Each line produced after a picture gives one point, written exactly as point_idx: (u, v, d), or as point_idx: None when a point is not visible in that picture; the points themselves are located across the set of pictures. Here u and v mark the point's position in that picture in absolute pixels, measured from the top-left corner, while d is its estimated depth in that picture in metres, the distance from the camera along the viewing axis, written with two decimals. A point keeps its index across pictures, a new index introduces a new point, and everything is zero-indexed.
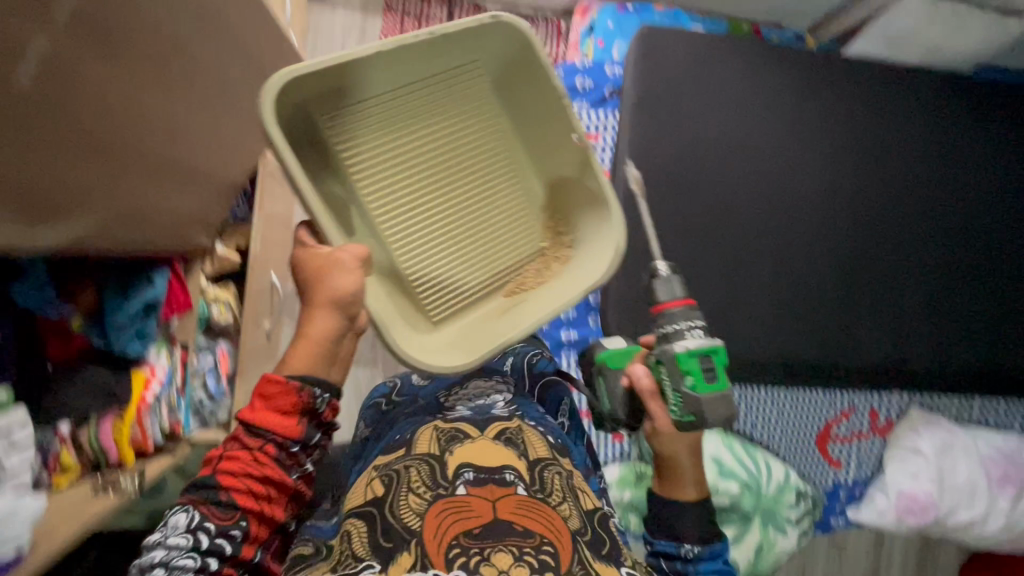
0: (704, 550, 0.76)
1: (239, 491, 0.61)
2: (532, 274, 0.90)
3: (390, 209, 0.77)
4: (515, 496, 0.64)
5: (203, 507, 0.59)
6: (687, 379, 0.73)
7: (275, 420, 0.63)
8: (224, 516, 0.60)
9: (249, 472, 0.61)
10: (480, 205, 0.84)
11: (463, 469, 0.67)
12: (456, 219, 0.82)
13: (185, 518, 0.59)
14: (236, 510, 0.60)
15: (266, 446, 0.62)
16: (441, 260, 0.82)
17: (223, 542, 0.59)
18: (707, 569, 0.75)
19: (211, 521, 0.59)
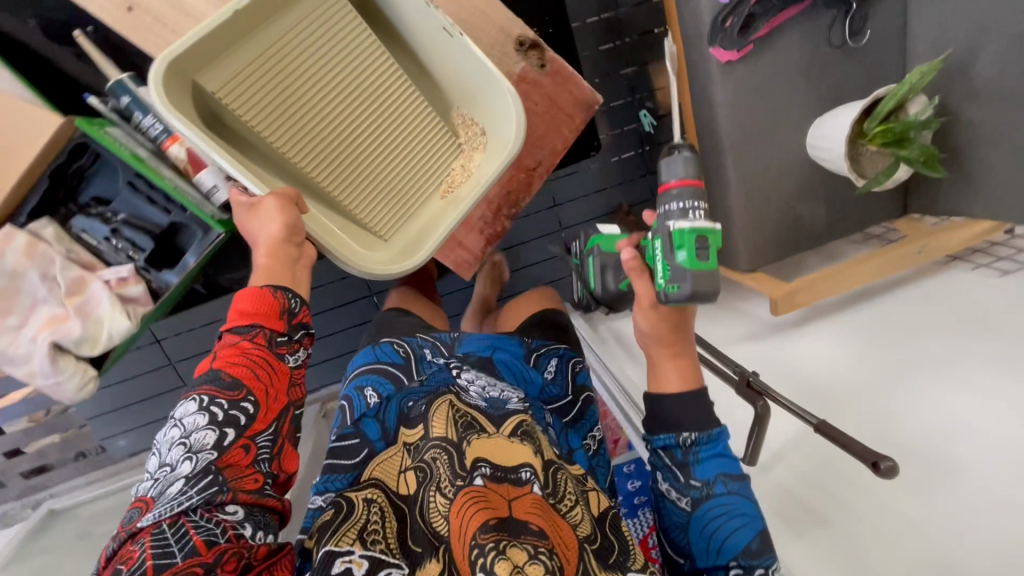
0: (705, 437, 0.55)
1: (235, 367, 0.50)
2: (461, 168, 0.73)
3: (300, 146, 0.63)
4: (533, 494, 0.46)
5: (207, 387, 0.49)
6: (678, 254, 0.55)
7: (246, 312, 0.53)
8: (232, 392, 0.49)
9: (245, 359, 0.51)
10: (391, 134, 0.68)
11: (479, 464, 0.47)
12: (378, 146, 0.68)
13: (190, 405, 0.48)
14: (243, 387, 0.50)
15: (256, 336, 0.52)
16: (369, 176, 0.68)
17: (237, 416, 0.48)
18: (709, 453, 0.55)
19: (220, 398, 0.48)
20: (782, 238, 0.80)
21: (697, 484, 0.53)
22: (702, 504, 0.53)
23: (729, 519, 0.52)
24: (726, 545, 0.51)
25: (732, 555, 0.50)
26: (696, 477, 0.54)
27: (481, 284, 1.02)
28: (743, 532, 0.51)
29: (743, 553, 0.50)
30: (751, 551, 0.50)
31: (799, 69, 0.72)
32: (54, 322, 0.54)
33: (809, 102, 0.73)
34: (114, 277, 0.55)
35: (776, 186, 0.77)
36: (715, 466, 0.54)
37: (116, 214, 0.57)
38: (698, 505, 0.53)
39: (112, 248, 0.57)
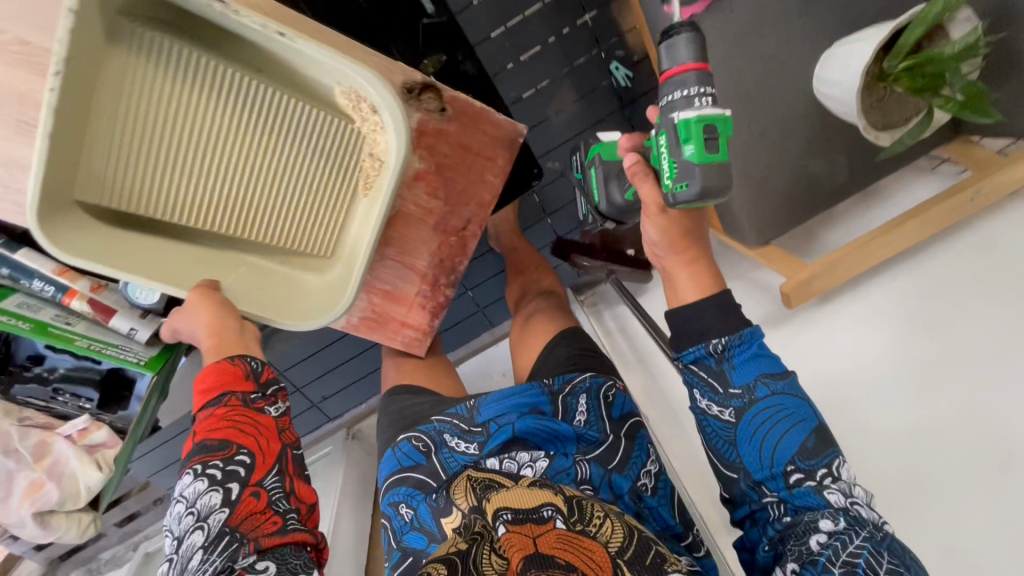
0: (735, 341, 0.47)
1: (219, 428, 0.43)
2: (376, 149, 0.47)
3: (189, 214, 0.45)
4: (558, 528, 0.33)
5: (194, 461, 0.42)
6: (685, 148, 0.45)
7: (208, 387, 0.45)
8: (218, 452, 0.42)
9: (228, 426, 0.44)
10: (286, 163, 0.46)
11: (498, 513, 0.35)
12: (278, 176, 0.46)
13: (184, 481, 0.42)
14: (231, 445, 0.43)
15: (234, 403, 0.45)
16: (289, 214, 0.48)
17: (236, 472, 0.41)
18: (744, 356, 0.47)
19: (213, 460, 0.42)
20: (797, 200, 0.66)
21: (737, 393, 0.47)
22: (749, 411, 0.46)
23: (778, 421, 0.45)
24: (780, 453, 0.44)
25: (789, 461, 0.44)
26: (734, 385, 0.47)
27: (472, 290, 0.92)
28: (794, 430, 0.45)
29: (797, 454, 0.44)
30: (805, 449, 0.44)
31: (787, 6, 0.58)
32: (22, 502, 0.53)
33: (799, 36, 0.59)
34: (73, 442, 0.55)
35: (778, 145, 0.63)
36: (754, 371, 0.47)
37: (60, 373, 0.55)
38: (742, 414, 0.46)
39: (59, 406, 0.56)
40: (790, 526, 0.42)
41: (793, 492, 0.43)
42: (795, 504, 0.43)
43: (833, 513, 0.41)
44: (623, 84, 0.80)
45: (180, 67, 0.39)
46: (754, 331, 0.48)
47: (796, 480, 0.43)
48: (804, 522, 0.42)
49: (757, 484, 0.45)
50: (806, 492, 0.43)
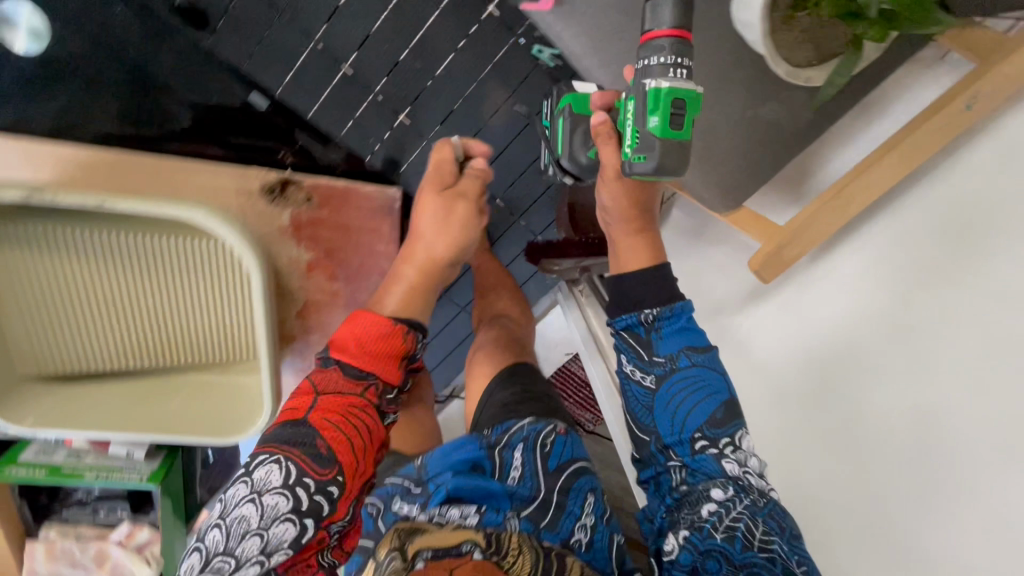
0: (666, 311, 0.48)
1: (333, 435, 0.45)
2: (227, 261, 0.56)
3: (133, 353, 0.59)
4: (483, 566, 0.31)
5: (294, 455, 0.43)
6: (651, 120, 0.43)
7: (376, 353, 0.50)
8: (323, 470, 0.44)
9: (351, 423, 0.47)
10: (179, 295, 0.57)
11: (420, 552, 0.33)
12: (169, 308, 0.58)
13: (272, 473, 0.43)
14: (337, 463, 0.45)
15: (365, 389, 0.49)
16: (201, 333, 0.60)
17: (321, 502, 0.43)
18: (673, 327, 0.48)
19: (307, 475, 0.43)
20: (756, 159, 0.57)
21: (660, 360, 0.48)
22: (670, 379, 0.47)
23: (693, 395, 0.46)
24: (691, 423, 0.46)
25: (696, 429, 0.46)
26: (659, 352, 0.48)
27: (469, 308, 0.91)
28: (707, 402, 0.46)
29: (707, 423, 0.45)
30: (714, 419, 0.46)
31: None
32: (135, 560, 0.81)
33: None
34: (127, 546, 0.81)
35: (716, 105, 0.54)
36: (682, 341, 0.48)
37: (91, 494, 0.82)
38: (662, 381, 0.47)
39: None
40: (688, 496, 0.44)
41: (697, 464, 0.45)
42: (696, 472, 0.45)
43: (724, 484, 0.43)
44: (552, 64, 0.72)
45: (58, 257, 0.52)
46: (683, 304, 0.49)
47: (702, 446, 0.45)
48: (699, 492, 0.43)
49: (665, 448, 0.46)
50: (706, 459, 0.44)
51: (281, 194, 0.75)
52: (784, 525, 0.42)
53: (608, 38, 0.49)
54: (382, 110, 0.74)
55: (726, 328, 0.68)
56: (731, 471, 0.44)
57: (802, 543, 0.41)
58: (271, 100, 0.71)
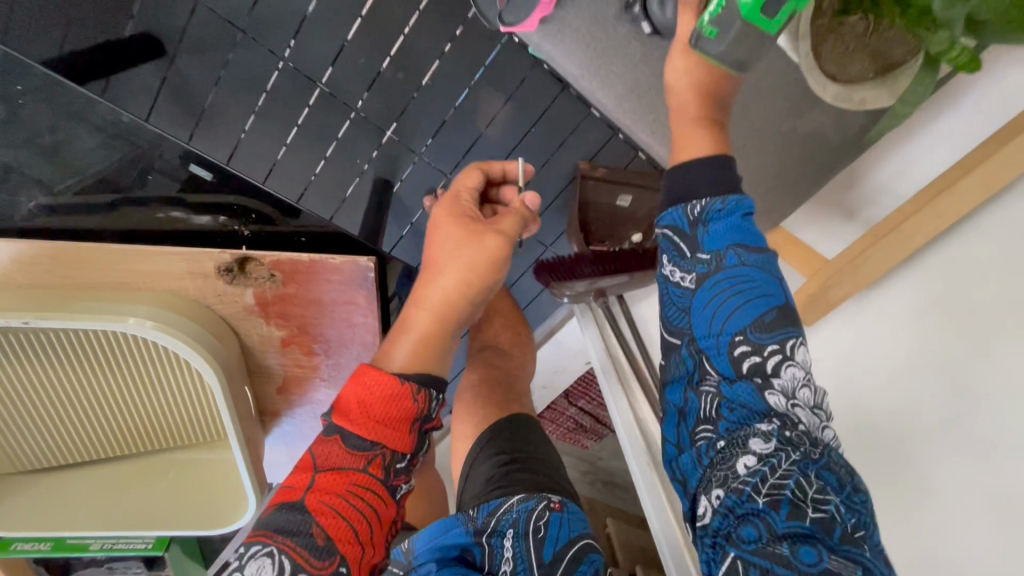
0: (720, 202, 0.36)
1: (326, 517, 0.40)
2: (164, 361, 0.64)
3: (95, 445, 0.70)
4: None
5: (291, 548, 0.39)
6: None
7: (382, 416, 0.43)
8: (322, 563, 0.39)
9: (341, 503, 0.41)
10: (136, 395, 0.66)
11: None
12: (126, 408, 0.67)
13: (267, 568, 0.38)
14: (337, 553, 0.40)
15: (369, 462, 0.43)
16: (158, 423, 0.70)
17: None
18: (725, 224, 0.36)
19: (303, 566, 0.39)
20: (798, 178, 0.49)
21: (703, 258, 0.37)
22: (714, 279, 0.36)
23: (735, 293, 0.36)
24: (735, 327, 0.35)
25: (738, 330, 0.35)
26: (704, 250, 0.36)
27: None
28: (752, 305, 0.35)
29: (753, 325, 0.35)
30: (767, 326, 0.35)
31: None
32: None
33: None
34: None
35: (743, 117, 0.45)
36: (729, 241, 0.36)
37: (102, 559, 0.97)
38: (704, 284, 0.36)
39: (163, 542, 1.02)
40: (730, 435, 0.35)
41: (734, 402, 0.35)
42: (734, 405, 0.35)
43: (770, 428, 0.34)
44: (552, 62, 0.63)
45: (38, 377, 0.61)
46: (739, 199, 0.36)
47: (744, 356, 0.35)
48: (737, 431, 0.34)
49: (698, 352, 0.37)
50: (745, 388, 0.35)
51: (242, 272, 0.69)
52: (844, 479, 0.33)
53: (610, 54, 0.42)
54: (367, 129, 0.67)
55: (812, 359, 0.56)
56: (776, 387, 0.35)
57: (866, 498, 0.33)
58: (213, 170, 0.66)
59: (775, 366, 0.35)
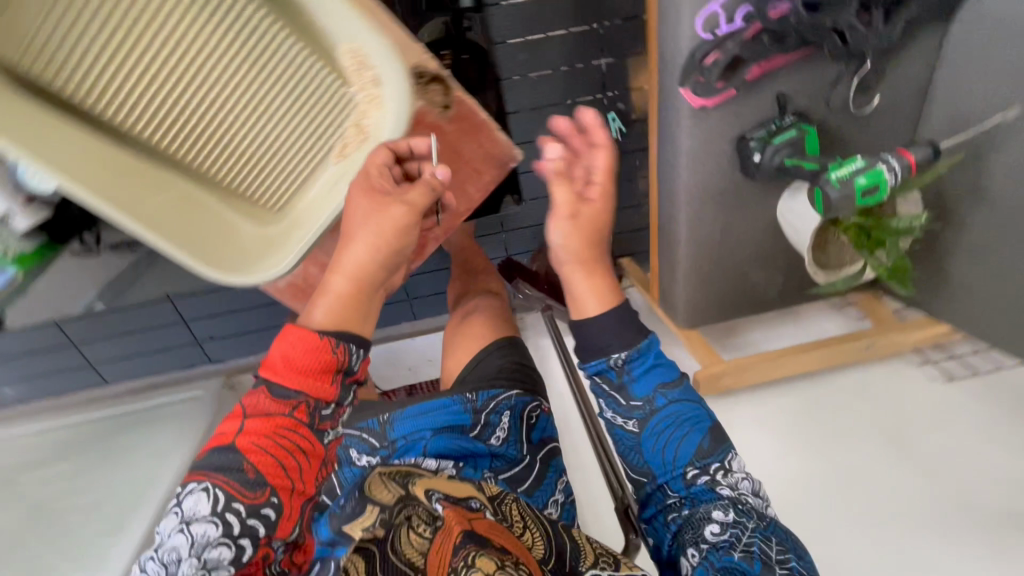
0: (633, 356, 0.60)
1: (262, 461, 0.53)
2: (366, 105, 0.79)
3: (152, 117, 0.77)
4: (490, 519, 0.56)
5: (225, 482, 0.52)
6: (860, 179, 0.61)
7: (308, 371, 0.55)
8: (253, 495, 0.52)
9: (274, 437, 0.54)
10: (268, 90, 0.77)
11: (432, 492, 0.58)
12: (243, 100, 0.77)
13: (206, 501, 0.52)
14: (266, 486, 0.53)
15: (294, 409, 0.54)
16: (270, 117, 0.80)
17: (256, 521, 0.52)
18: (640, 368, 0.61)
19: (239, 502, 0.52)
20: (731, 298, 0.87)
21: (637, 404, 0.61)
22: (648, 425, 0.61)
23: (679, 429, 0.61)
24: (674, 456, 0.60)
25: (687, 463, 0.60)
26: (635, 395, 0.61)
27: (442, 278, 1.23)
28: (688, 436, 0.60)
29: (699, 458, 0.59)
30: (703, 450, 0.60)
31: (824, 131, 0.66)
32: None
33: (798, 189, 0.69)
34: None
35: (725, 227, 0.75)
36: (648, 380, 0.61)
37: None
38: (645, 428, 0.61)
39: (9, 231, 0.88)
40: (691, 518, 0.57)
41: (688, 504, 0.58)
42: (692, 497, 0.58)
43: (726, 506, 0.56)
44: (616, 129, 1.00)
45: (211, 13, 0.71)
46: (651, 343, 0.61)
47: (693, 475, 0.59)
48: (701, 511, 0.57)
49: (662, 485, 0.60)
50: (702, 488, 0.58)
51: (425, 86, 0.79)
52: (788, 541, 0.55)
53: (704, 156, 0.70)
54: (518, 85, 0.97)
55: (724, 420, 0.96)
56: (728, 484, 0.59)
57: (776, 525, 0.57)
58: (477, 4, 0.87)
59: (722, 477, 0.59)
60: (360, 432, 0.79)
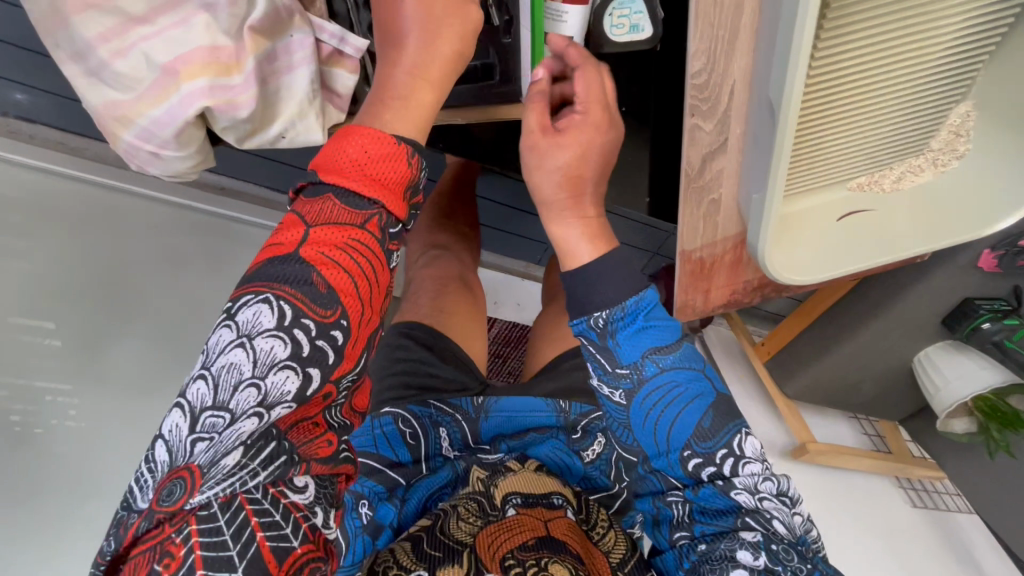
0: (615, 314, 0.61)
1: (333, 276, 0.55)
2: (924, 166, 0.76)
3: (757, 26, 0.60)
4: (565, 519, 0.69)
5: (290, 296, 0.53)
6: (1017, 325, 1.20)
7: (373, 177, 0.56)
8: (325, 312, 0.54)
9: (339, 248, 0.56)
10: None
11: (511, 496, 0.71)
12: None
13: (274, 310, 0.53)
14: (337, 308, 0.55)
15: (366, 221, 0.56)
16: (855, 109, 0.68)
17: (323, 344, 0.54)
18: (625, 331, 0.61)
19: (309, 317, 0.53)
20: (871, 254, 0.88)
21: (626, 374, 0.61)
22: (636, 395, 0.61)
23: (670, 390, 0.61)
24: (664, 423, 0.61)
25: (688, 445, 0.60)
26: (623, 363, 0.61)
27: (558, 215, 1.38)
28: (692, 407, 0.61)
29: (696, 439, 0.60)
30: (702, 432, 0.60)
31: None
32: (192, 127, 0.50)
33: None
34: (332, 44, 0.56)
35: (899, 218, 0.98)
36: (632, 341, 0.61)
37: None
38: (632, 398, 0.61)
39: (357, 15, 0.60)
40: (720, 535, 0.59)
41: (705, 528, 0.60)
42: (706, 509, 0.60)
43: (755, 548, 0.57)
44: None
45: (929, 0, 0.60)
46: (637, 299, 0.61)
47: (694, 463, 0.60)
48: (723, 550, 0.58)
49: (654, 471, 0.62)
50: (710, 489, 0.60)
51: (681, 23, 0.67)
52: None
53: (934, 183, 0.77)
54: None
55: (936, 370, 1.35)
56: (741, 472, 0.60)
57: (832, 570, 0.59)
58: None
59: (729, 465, 0.60)
60: (453, 414, 0.83)
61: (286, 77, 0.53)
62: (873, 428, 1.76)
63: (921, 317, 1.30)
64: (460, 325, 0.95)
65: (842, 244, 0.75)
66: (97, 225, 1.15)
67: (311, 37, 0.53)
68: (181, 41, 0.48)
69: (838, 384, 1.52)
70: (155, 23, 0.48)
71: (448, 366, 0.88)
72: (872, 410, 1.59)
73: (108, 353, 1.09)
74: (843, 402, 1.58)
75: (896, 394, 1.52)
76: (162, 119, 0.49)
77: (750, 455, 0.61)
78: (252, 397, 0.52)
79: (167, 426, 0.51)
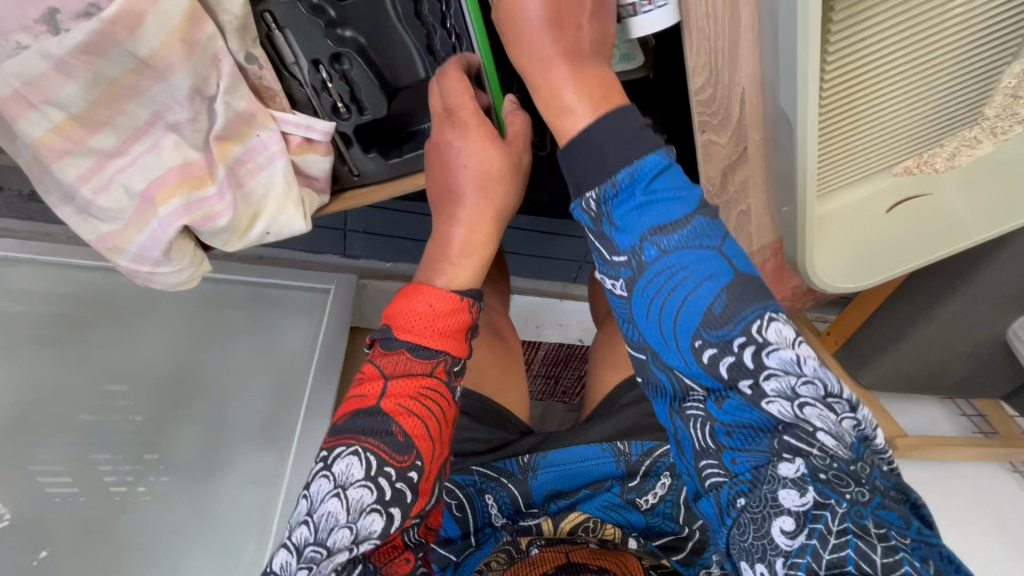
0: (605, 190, 0.53)
1: (412, 425, 0.58)
2: (979, 139, 0.67)
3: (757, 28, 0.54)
4: (588, 548, 0.74)
5: (375, 447, 0.56)
6: None
7: (442, 330, 0.60)
8: (402, 459, 0.57)
9: (411, 395, 0.59)
10: None
11: (534, 539, 0.77)
12: None
13: (359, 466, 0.55)
14: (411, 450, 0.57)
15: (434, 368, 0.60)
16: (892, 95, 0.60)
17: (403, 485, 0.56)
18: (619, 206, 0.53)
19: (389, 466, 0.56)
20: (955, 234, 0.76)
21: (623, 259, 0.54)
22: (636, 282, 0.53)
23: (675, 275, 0.52)
24: (669, 308, 0.52)
25: (699, 335, 0.51)
26: (619, 248, 0.54)
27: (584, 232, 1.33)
28: (709, 285, 0.51)
29: (705, 328, 0.50)
30: (712, 319, 0.50)
31: None
32: (178, 242, 0.61)
33: None
34: (300, 134, 0.63)
35: None
36: (634, 216, 0.53)
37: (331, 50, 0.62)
38: (633, 287, 0.54)
39: (319, 100, 0.66)
40: (759, 471, 0.48)
41: (738, 457, 0.49)
42: (730, 427, 0.50)
43: (800, 484, 0.45)
44: None
45: None
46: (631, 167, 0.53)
47: (710, 355, 0.50)
48: (763, 493, 0.47)
49: (684, 401, 0.54)
50: (733, 399, 0.50)
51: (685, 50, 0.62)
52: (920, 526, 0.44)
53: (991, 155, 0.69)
54: None
55: None
56: (768, 372, 0.49)
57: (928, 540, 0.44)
58: None
59: (751, 355, 0.49)
60: (498, 477, 0.82)
61: (260, 175, 0.62)
62: (970, 408, 1.59)
63: (1009, 287, 1.15)
64: (492, 375, 0.93)
65: (892, 240, 0.69)
66: (145, 315, 1.20)
67: (277, 135, 0.61)
68: (152, 166, 0.58)
69: (923, 369, 1.37)
70: (128, 155, 0.57)
71: (486, 426, 0.86)
72: (968, 389, 1.42)
73: (170, 432, 1.14)
74: (932, 386, 1.42)
75: (992, 370, 1.36)
76: (147, 243, 0.60)
77: (776, 342, 0.49)
78: (346, 536, 0.53)
79: (276, 565, 0.53)
